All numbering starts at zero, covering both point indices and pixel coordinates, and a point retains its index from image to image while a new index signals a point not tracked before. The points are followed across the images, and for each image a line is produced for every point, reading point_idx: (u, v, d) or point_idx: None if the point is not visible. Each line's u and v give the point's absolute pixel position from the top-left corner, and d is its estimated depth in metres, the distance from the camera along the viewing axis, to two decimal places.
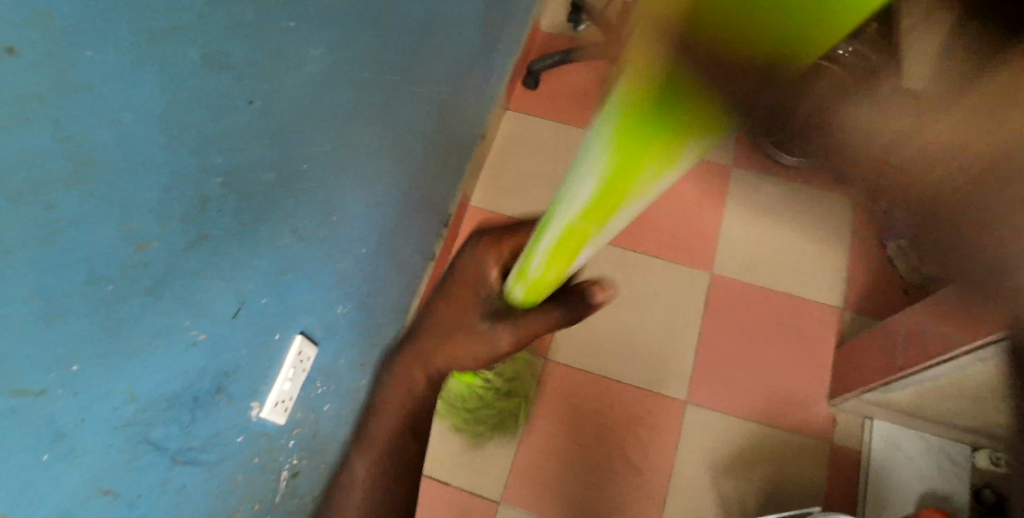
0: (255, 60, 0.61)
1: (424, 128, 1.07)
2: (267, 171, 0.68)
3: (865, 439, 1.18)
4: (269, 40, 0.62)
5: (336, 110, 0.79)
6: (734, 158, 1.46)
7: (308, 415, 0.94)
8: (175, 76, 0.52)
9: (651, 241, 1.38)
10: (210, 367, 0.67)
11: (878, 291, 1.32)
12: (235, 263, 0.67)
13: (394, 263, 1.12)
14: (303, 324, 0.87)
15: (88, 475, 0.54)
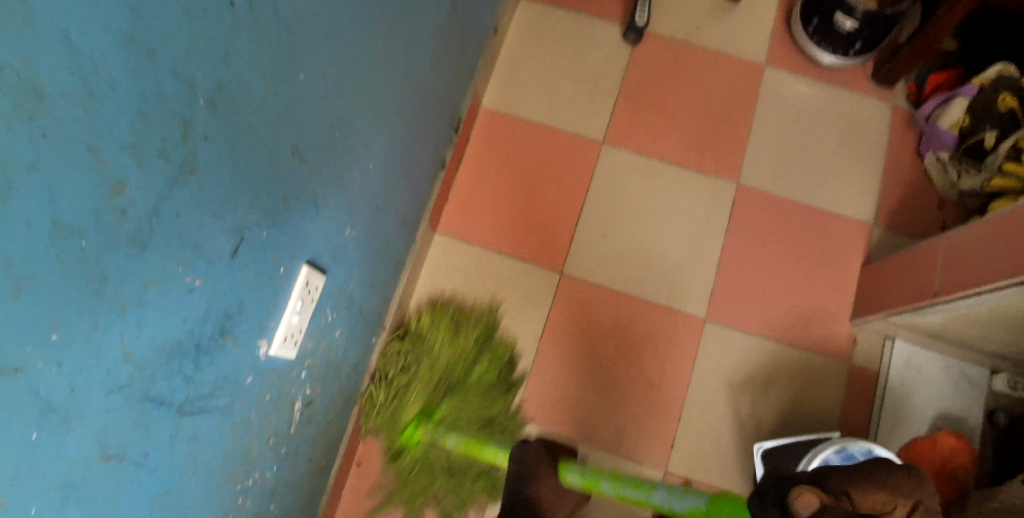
0: None
1: (434, 25, 0.95)
2: (259, 82, 0.60)
3: (884, 359, 1.19)
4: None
5: (335, 7, 0.68)
6: (769, 58, 1.34)
7: (320, 344, 0.89)
8: None
9: (677, 151, 1.28)
10: (211, 311, 0.64)
11: (917, 206, 1.25)
12: (231, 198, 0.61)
13: (405, 176, 1.03)
14: (311, 252, 0.80)
15: (92, 441, 0.51)
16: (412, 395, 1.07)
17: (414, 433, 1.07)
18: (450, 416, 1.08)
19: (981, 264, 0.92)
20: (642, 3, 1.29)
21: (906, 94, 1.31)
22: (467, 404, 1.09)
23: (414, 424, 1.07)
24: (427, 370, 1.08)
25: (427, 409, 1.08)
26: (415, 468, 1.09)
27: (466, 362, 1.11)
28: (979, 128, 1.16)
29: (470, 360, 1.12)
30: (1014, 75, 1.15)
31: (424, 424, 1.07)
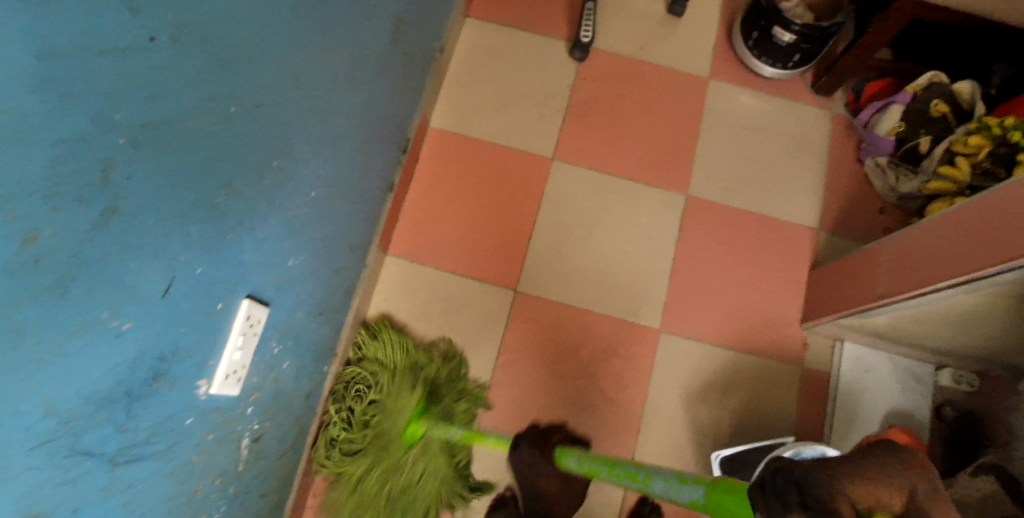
0: None
1: (377, 48, 0.94)
2: (190, 118, 0.58)
3: (835, 362, 1.22)
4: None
5: (268, 37, 0.67)
6: (712, 70, 1.36)
7: (266, 378, 0.87)
8: (49, 13, 0.43)
9: (626, 165, 1.29)
10: (145, 355, 0.61)
11: (861, 211, 1.29)
12: (162, 236, 0.59)
13: (352, 200, 1.01)
14: (252, 287, 0.78)
15: (19, 497, 0.50)
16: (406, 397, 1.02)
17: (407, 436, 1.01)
18: (442, 416, 1.06)
19: (922, 267, 0.95)
20: (587, 19, 1.31)
21: (845, 103, 1.36)
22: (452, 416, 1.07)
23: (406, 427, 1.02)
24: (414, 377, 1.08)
25: (422, 405, 1.04)
26: (394, 479, 1.01)
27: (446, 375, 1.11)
28: (915, 134, 1.23)
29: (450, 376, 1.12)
30: (945, 83, 1.21)
31: (420, 421, 1.03)
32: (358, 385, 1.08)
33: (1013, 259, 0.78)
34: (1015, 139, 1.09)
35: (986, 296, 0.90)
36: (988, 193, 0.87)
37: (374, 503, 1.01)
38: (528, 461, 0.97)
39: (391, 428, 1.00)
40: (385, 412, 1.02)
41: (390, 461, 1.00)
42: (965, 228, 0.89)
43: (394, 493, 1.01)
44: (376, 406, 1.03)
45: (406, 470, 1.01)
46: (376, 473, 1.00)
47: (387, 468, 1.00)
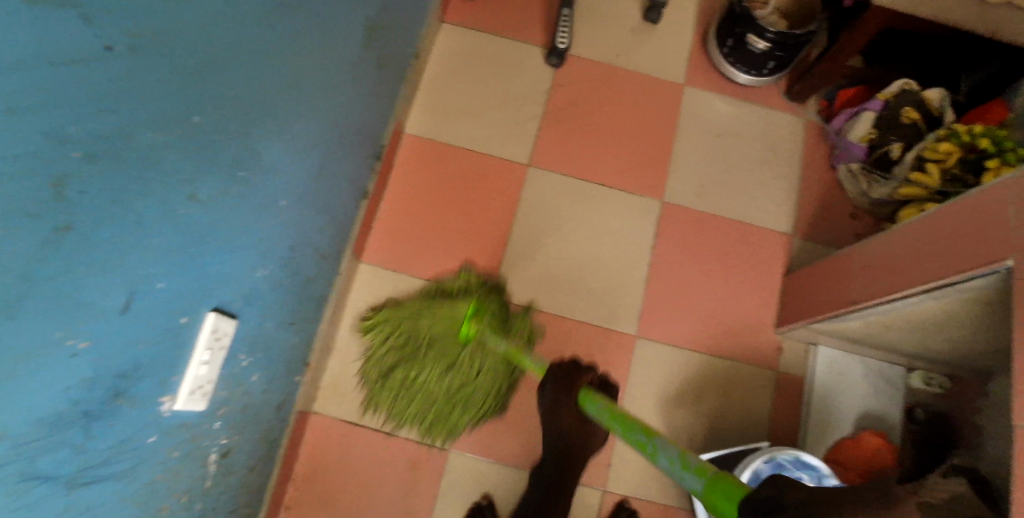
0: None
1: (349, 54, 0.93)
2: (148, 131, 0.56)
3: (809, 366, 1.23)
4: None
5: (233, 47, 0.65)
6: (688, 77, 1.37)
7: (234, 392, 0.85)
8: None
9: (602, 171, 1.29)
10: (103, 374, 0.60)
11: (833, 218, 1.31)
12: (120, 251, 0.57)
13: (324, 208, 1.00)
14: (218, 300, 0.76)
15: None
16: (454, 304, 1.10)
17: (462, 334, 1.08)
18: (494, 320, 1.10)
19: (893, 274, 0.96)
20: (563, 25, 1.30)
21: (817, 110, 1.38)
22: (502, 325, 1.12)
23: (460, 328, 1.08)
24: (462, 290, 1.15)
25: (474, 308, 1.10)
26: (452, 376, 1.09)
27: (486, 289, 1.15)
28: (886, 140, 1.23)
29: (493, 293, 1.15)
30: (917, 91, 1.22)
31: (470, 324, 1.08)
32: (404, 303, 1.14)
33: (986, 263, 0.79)
34: (982, 147, 1.11)
35: (954, 303, 0.89)
36: (958, 200, 0.88)
37: (438, 398, 1.11)
38: (548, 406, 0.87)
39: (447, 329, 1.08)
40: (440, 316, 1.09)
41: (449, 358, 1.08)
42: (935, 238, 0.90)
43: (455, 388, 1.10)
44: (427, 315, 1.09)
45: (466, 367, 1.08)
46: (437, 371, 1.08)
47: (447, 365, 1.08)
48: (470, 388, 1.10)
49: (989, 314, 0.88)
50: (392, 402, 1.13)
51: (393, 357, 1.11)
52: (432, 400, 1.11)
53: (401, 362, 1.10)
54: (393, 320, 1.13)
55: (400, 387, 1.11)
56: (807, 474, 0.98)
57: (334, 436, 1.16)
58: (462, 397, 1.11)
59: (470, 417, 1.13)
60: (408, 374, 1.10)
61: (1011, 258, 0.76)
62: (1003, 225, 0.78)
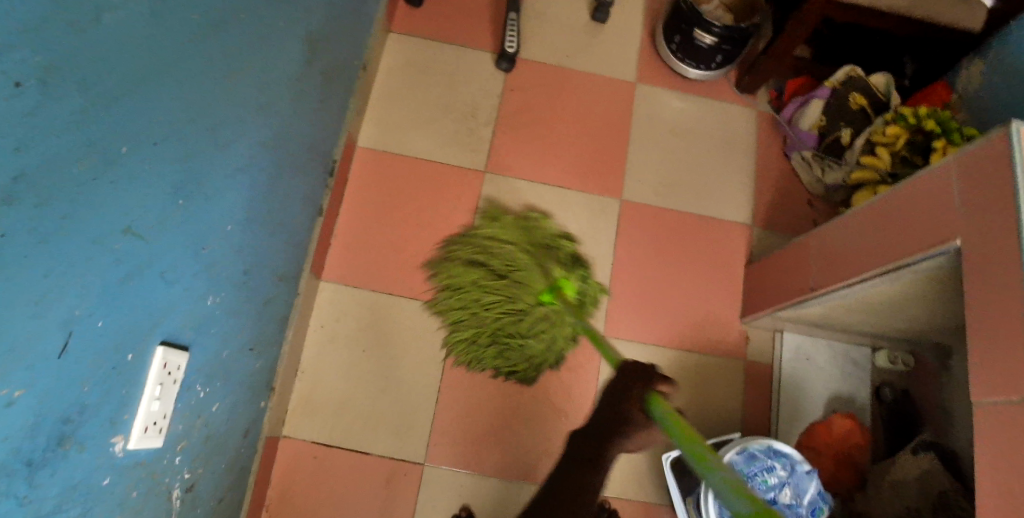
0: (18, 15, 0.47)
1: (293, 71, 0.92)
2: (72, 165, 0.54)
3: (776, 354, 1.25)
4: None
5: (159, 71, 0.62)
6: (639, 75, 1.40)
7: (193, 423, 0.82)
8: None
9: (558, 173, 1.32)
10: (45, 419, 0.56)
11: (787, 207, 1.34)
12: (51, 289, 0.54)
13: (279, 227, 0.99)
14: (167, 332, 0.73)
15: None
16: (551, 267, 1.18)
17: (545, 294, 1.16)
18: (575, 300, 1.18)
19: (849, 258, 0.97)
20: (511, 30, 1.34)
21: (768, 101, 1.41)
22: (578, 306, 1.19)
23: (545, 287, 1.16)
24: (563, 255, 1.22)
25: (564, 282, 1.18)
26: (511, 319, 1.17)
27: (572, 260, 1.22)
28: (835, 126, 1.26)
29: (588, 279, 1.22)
30: (862, 77, 1.26)
31: (553, 291, 1.16)
32: (516, 229, 1.22)
33: (935, 244, 0.81)
34: (929, 128, 1.13)
35: (907, 282, 0.90)
36: (903, 184, 0.90)
37: (489, 329, 1.17)
38: (610, 394, 0.77)
39: (532, 284, 1.16)
40: (534, 266, 1.17)
41: (521, 302, 1.16)
42: (885, 223, 0.91)
43: (507, 328, 1.17)
44: (528, 257, 1.18)
45: (529, 317, 1.16)
46: (502, 303, 1.17)
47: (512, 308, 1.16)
48: (519, 342, 1.16)
49: (942, 291, 0.90)
50: (441, 308, 1.20)
51: (475, 265, 1.19)
52: (475, 330, 1.18)
53: (472, 283, 1.18)
54: (493, 237, 1.21)
55: (463, 296, 1.18)
56: (779, 462, 0.98)
57: (306, 458, 1.14)
58: (506, 343, 1.17)
59: (497, 366, 1.18)
60: (478, 290, 1.17)
61: (959, 237, 0.78)
62: (954, 204, 0.80)
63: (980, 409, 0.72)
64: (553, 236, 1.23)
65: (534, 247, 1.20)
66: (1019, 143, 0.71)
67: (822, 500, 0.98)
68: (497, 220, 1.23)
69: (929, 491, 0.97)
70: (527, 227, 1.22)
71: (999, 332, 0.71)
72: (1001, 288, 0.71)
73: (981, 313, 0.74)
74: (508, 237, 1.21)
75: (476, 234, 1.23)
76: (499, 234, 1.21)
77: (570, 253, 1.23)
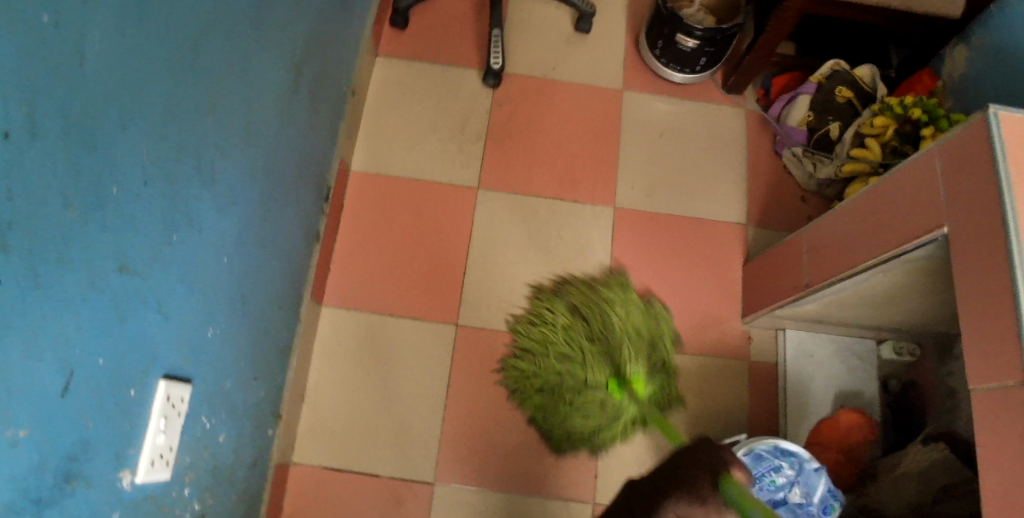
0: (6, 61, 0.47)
1: (278, 103, 0.95)
2: (61, 208, 0.55)
3: (779, 351, 1.25)
4: (14, 32, 0.48)
5: (148, 106, 0.65)
6: (625, 81, 1.42)
7: (200, 454, 0.84)
8: None
9: (551, 183, 1.34)
10: (50, 457, 0.57)
11: (780, 204, 1.35)
12: (49, 330, 0.56)
13: (274, 256, 1.02)
14: (166, 365, 0.75)
15: None
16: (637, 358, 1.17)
17: (613, 384, 1.14)
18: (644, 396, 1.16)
19: (841, 253, 0.98)
20: (494, 46, 1.36)
21: (756, 99, 1.42)
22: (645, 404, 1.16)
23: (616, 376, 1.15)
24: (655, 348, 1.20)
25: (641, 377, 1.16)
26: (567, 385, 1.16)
27: (656, 352, 1.20)
28: (824, 121, 1.27)
29: (665, 380, 1.20)
30: (846, 70, 1.27)
31: (623, 383, 1.14)
32: (623, 306, 1.22)
33: (923, 233, 0.81)
34: (916, 117, 1.13)
35: (899, 273, 0.91)
36: (888, 176, 0.90)
37: (552, 379, 1.16)
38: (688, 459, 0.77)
39: (602, 366, 1.15)
40: (616, 347, 1.16)
41: (594, 375, 1.14)
42: (872, 216, 0.92)
43: (570, 385, 1.15)
44: (620, 337, 1.18)
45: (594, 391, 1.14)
46: (571, 364, 1.16)
47: (580, 378, 1.15)
48: (570, 409, 1.15)
49: (934, 281, 0.90)
50: (519, 332, 1.21)
51: (574, 317, 1.21)
52: (534, 375, 1.18)
53: (561, 328, 1.19)
54: (597, 301, 1.22)
55: (546, 338, 1.19)
56: (787, 461, 0.96)
57: (316, 481, 1.15)
58: (557, 404, 1.16)
59: (536, 414, 1.17)
60: (564, 338, 1.18)
61: (946, 224, 0.78)
62: (939, 192, 0.80)
63: (977, 396, 0.72)
64: (656, 329, 1.22)
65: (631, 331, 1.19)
66: (998, 128, 0.72)
67: (834, 497, 0.96)
68: (608, 287, 1.25)
69: (930, 485, 0.96)
70: (633, 310, 1.22)
71: (990, 318, 0.71)
72: (989, 274, 0.71)
73: (971, 299, 0.74)
74: (614, 307, 1.21)
75: (590, 286, 1.25)
76: (606, 299, 1.22)
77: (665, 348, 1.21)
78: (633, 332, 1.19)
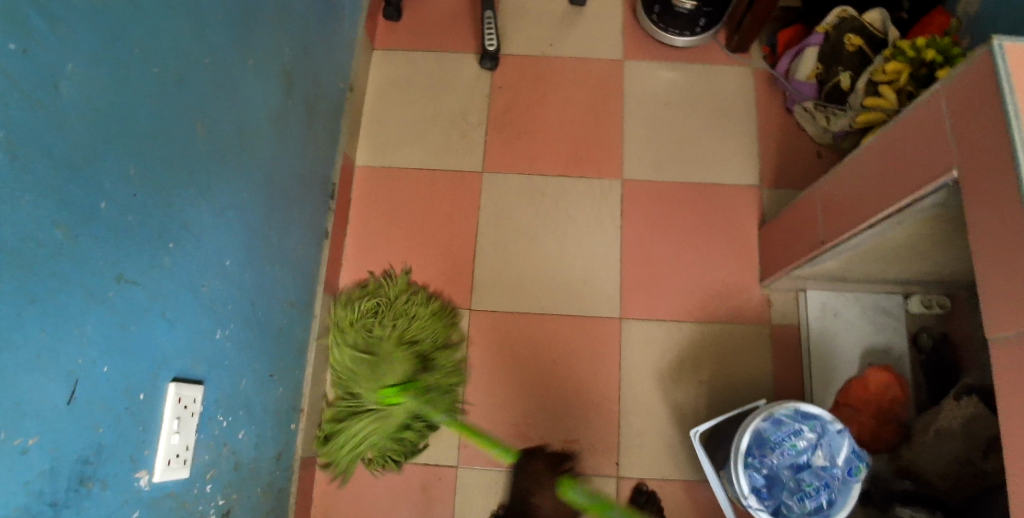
0: None
1: (269, 107, 0.96)
2: (50, 228, 0.57)
3: (801, 314, 1.22)
4: None
5: (131, 123, 0.66)
6: (625, 51, 1.39)
7: (220, 452, 0.87)
8: None
9: (554, 162, 1.32)
10: (62, 465, 0.60)
11: (796, 164, 1.30)
12: (51, 346, 0.58)
13: (282, 257, 1.04)
14: (176, 369, 0.77)
15: None
16: (398, 364, 1.14)
17: (385, 393, 1.12)
18: (413, 403, 1.13)
19: (852, 209, 0.94)
20: (489, 28, 1.34)
21: (762, 57, 1.38)
22: (416, 411, 1.14)
23: (388, 386, 1.13)
24: (450, 392, 1.17)
25: (409, 381, 1.14)
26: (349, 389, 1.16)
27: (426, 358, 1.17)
28: (833, 72, 1.21)
29: (442, 395, 1.16)
30: (854, 17, 1.20)
31: (404, 392, 1.13)
32: (427, 332, 1.18)
33: (935, 178, 0.77)
34: (931, 58, 1.06)
35: (912, 224, 0.87)
36: (896, 121, 0.86)
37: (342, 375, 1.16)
38: None
39: (399, 369, 1.14)
40: (391, 359, 1.14)
41: (370, 377, 1.13)
42: (880, 165, 0.88)
43: (350, 376, 1.15)
44: (410, 347, 1.16)
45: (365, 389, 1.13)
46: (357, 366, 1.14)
47: (365, 376, 1.13)
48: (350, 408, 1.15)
49: (953, 229, 0.86)
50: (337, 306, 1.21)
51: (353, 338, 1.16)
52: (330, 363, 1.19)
53: (342, 339, 1.17)
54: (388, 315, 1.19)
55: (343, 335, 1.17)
56: (808, 424, 0.94)
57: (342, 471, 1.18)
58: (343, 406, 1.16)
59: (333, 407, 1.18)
60: (344, 344, 1.16)
61: (956, 168, 0.73)
62: (947, 135, 0.75)
63: (997, 347, 0.68)
64: (443, 365, 1.18)
65: (422, 349, 1.17)
66: (1003, 60, 0.67)
67: (859, 460, 0.92)
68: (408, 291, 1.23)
69: (953, 447, 0.94)
70: (429, 334, 1.18)
71: (1005, 262, 0.67)
72: (1000, 218, 0.67)
73: (983, 247, 0.70)
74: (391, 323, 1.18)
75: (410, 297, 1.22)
76: (430, 325, 1.19)
77: (439, 377, 1.17)
78: (412, 338, 1.17)
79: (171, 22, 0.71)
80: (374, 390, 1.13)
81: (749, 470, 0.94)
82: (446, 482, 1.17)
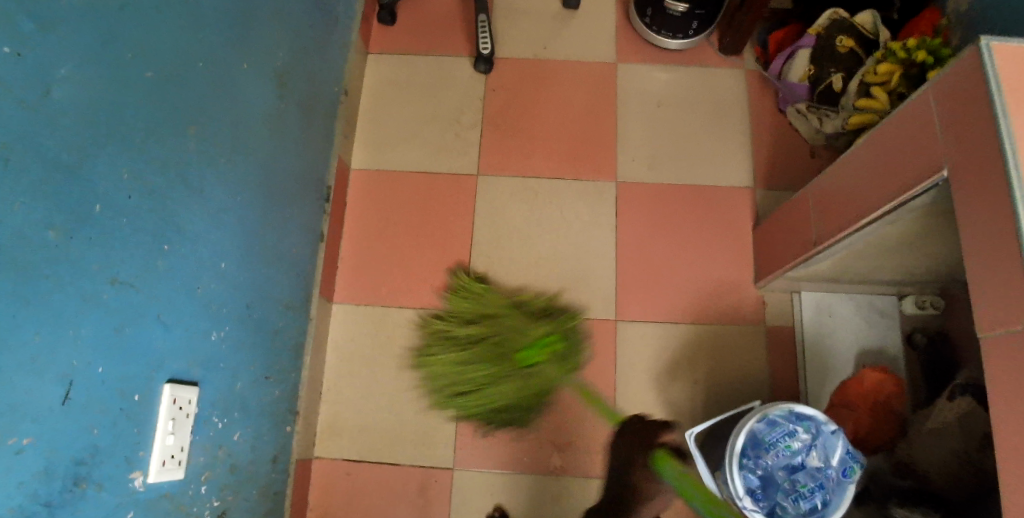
0: None
1: (264, 109, 0.97)
2: (44, 229, 0.57)
3: (795, 314, 1.22)
4: None
5: (125, 125, 0.66)
6: (619, 54, 1.40)
7: (216, 454, 0.87)
8: None
9: (548, 164, 1.33)
10: (58, 464, 0.60)
11: (788, 164, 1.31)
12: (47, 345, 0.58)
13: (277, 258, 1.04)
14: (171, 371, 0.78)
15: None
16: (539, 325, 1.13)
17: (518, 358, 1.10)
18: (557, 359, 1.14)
19: (845, 209, 0.95)
20: (482, 31, 1.35)
21: (755, 58, 1.39)
22: (561, 364, 1.14)
23: (522, 353, 1.10)
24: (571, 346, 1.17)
25: (541, 342, 1.12)
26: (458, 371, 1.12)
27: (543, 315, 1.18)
28: (825, 73, 1.23)
29: (569, 352, 1.16)
30: (845, 18, 1.22)
31: (541, 352, 1.11)
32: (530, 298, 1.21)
33: (925, 177, 0.77)
34: (921, 59, 1.06)
35: (904, 223, 0.88)
36: (887, 121, 0.86)
37: (476, 354, 1.12)
38: None
39: (530, 332, 1.12)
40: (511, 325, 1.13)
41: (501, 347, 1.11)
42: (871, 165, 0.89)
43: (492, 348, 1.11)
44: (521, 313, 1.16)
45: (495, 361, 1.10)
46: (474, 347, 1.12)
47: (487, 353, 1.11)
48: (483, 385, 1.12)
49: (944, 228, 0.87)
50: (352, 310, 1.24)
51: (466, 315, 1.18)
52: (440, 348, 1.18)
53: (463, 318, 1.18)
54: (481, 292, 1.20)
55: (464, 313, 1.18)
56: (802, 425, 0.94)
57: (339, 473, 1.18)
58: (472, 387, 1.13)
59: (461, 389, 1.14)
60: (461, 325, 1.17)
61: (945, 167, 0.74)
62: (936, 135, 0.76)
63: (987, 342, 0.69)
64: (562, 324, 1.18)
65: (533, 312, 1.18)
66: (989, 60, 0.68)
67: (853, 460, 0.93)
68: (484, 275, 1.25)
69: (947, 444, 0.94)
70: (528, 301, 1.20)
71: (993, 259, 0.67)
72: (987, 216, 0.68)
73: (973, 242, 0.70)
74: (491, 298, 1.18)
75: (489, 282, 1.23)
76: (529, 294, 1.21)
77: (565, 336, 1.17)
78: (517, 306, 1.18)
79: (164, 26, 0.71)
80: (512, 357, 1.10)
81: (743, 472, 0.95)
82: (443, 483, 1.17)
